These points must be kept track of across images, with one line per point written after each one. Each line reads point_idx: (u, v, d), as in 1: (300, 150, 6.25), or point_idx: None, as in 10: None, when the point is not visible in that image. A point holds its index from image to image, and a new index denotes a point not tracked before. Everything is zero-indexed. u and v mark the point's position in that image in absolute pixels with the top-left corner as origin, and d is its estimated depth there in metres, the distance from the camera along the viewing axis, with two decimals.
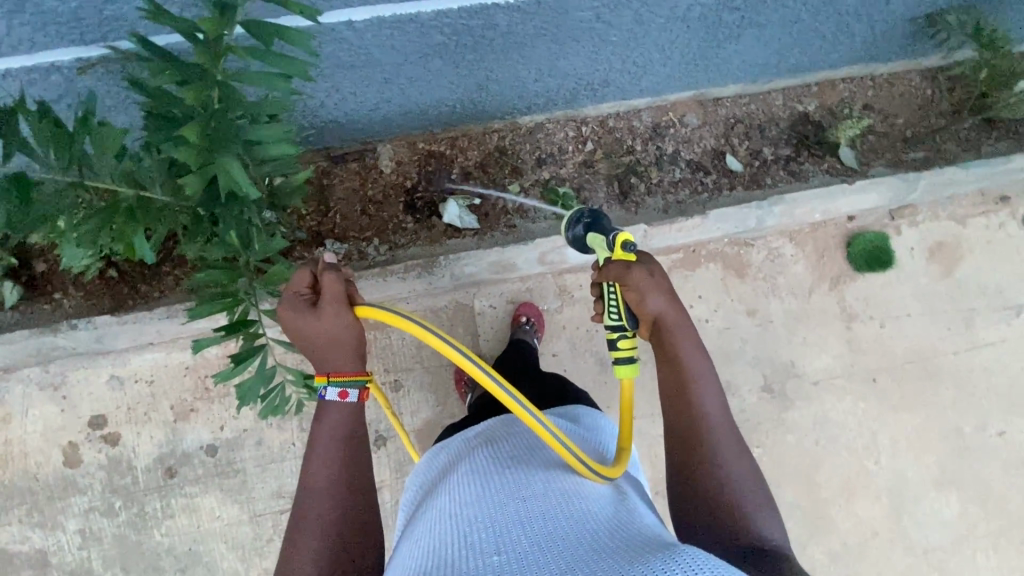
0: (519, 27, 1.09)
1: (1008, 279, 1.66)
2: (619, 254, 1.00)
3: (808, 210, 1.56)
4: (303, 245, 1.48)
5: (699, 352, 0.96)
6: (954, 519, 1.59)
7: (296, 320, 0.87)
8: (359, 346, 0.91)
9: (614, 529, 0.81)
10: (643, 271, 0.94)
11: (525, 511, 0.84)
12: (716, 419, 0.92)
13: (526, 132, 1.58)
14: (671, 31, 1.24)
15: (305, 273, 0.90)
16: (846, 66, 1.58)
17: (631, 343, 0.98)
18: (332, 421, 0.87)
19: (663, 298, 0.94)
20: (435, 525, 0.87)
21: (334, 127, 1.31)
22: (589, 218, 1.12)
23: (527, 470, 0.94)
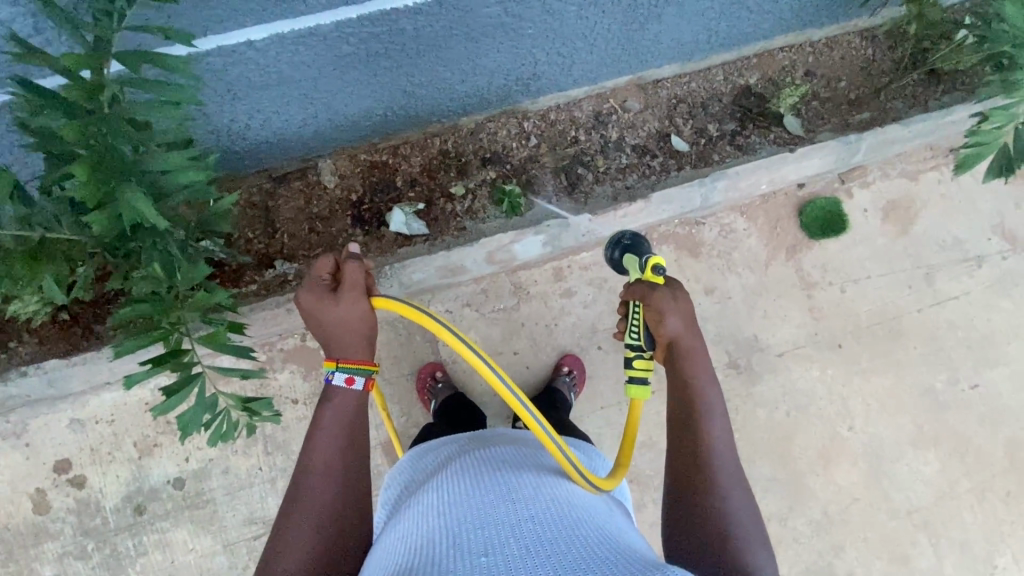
0: (427, 29, 1.08)
1: (966, 231, 1.65)
2: (650, 276, 1.07)
3: (754, 180, 1.55)
4: (253, 269, 1.47)
5: (712, 383, 1.01)
6: (934, 477, 1.58)
7: (316, 301, 0.98)
8: (370, 336, 1.00)
9: (603, 536, 0.83)
10: (667, 293, 1.01)
11: (514, 512, 0.86)
12: (721, 451, 0.97)
13: (467, 134, 1.57)
14: (587, 17, 1.23)
15: (329, 260, 1.01)
16: (781, 35, 1.57)
17: (646, 363, 1.07)
18: (337, 406, 0.96)
19: (682, 323, 1.01)
20: (421, 523, 0.87)
21: (267, 148, 1.31)
22: (627, 241, 1.21)
23: (519, 474, 0.96)
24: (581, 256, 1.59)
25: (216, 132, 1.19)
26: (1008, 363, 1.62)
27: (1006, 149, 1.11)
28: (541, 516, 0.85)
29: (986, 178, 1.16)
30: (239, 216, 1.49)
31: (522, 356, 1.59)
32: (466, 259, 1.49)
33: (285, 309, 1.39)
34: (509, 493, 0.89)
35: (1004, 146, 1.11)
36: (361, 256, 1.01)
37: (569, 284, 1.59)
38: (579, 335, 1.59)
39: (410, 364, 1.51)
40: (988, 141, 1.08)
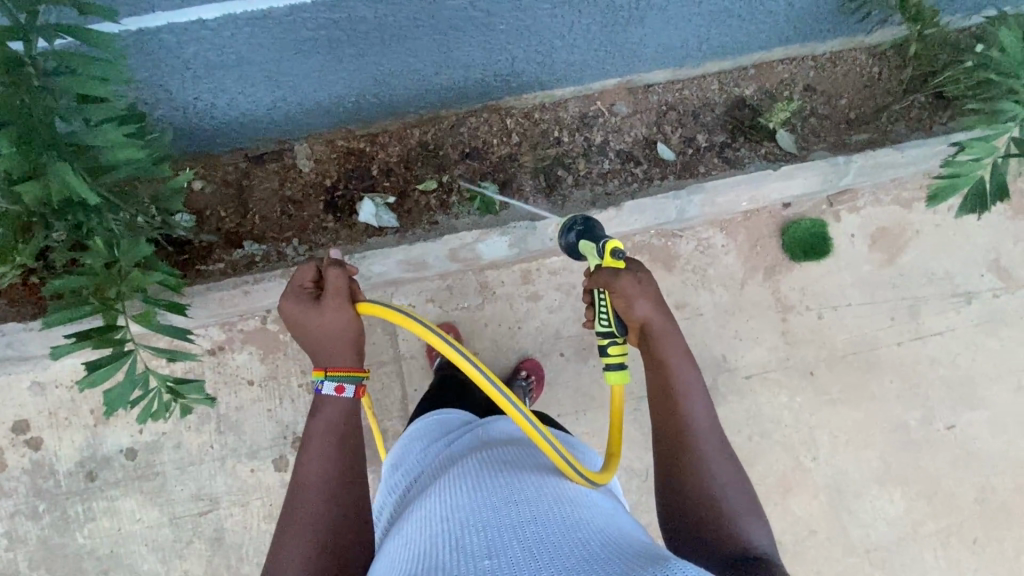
0: (389, 19, 1.06)
1: (957, 264, 1.58)
2: (608, 261, 1.02)
3: (734, 196, 1.50)
4: (221, 248, 1.48)
5: (688, 359, 1.00)
6: (898, 516, 1.52)
7: (304, 312, 0.99)
8: (357, 342, 1.02)
9: (606, 538, 0.82)
10: (632, 278, 0.97)
11: (517, 513, 0.84)
12: (706, 431, 0.97)
13: (448, 127, 1.55)
14: (562, 15, 1.19)
15: (311, 267, 1.02)
16: (780, 46, 1.51)
17: (620, 348, 1.06)
18: (329, 412, 0.97)
19: (650, 304, 0.99)
20: (423, 528, 0.86)
21: (238, 128, 1.30)
22: (581, 225, 1.12)
23: (520, 474, 0.95)
24: (552, 260, 1.56)
25: (181, 108, 1.19)
26: (988, 407, 1.56)
27: (982, 184, 1.06)
28: (544, 518, 0.84)
29: (961, 213, 1.11)
30: (213, 194, 1.50)
31: (482, 356, 1.57)
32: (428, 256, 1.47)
33: (242, 291, 1.39)
34: (511, 495, 0.88)
35: (980, 180, 1.07)
36: (343, 262, 1.02)
37: (537, 288, 1.56)
38: (542, 339, 1.56)
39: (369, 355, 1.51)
40: (964, 173, 1.05)
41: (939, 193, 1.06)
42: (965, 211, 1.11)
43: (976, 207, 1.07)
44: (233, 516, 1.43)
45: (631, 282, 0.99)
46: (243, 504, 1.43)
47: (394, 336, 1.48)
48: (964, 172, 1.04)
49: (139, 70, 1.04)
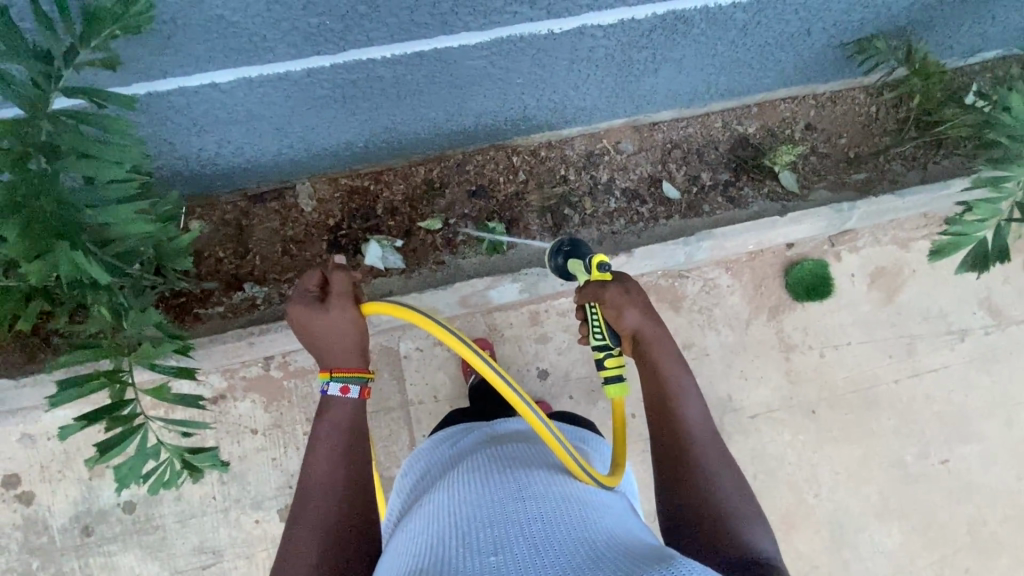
0: (406, 77, 1.02)
1: (950, 302, 1.63)
2: (595, 276, 1.04)
3: (740, 241, 1.53)
4: (221, 291, 1.45)
5: (680, 365, 1.03)
6: (895, 549, 1.57)
7: (308, 313, 1.00)
8: (360, 343, 1.03)
9: (613, 535, 0.82)
10: (618, 289, 1.01)
11: (524, 510, 0.85)
12: (701, 434, 0.98)
13: (454, 165, 1.55)
14: (579, 71, 1.16)
15: (315, 272, 1.04)
16: (783, 89, 1.55)
17: (617, 361, 1.05)
18: (334, 415, 0.98)
19: (640, 314, 1.02)
20: (430, 523, 0.88)
21: (241, 173, 1.27)
22: (568, 246, 1.10)
23: (528, 469, 0.96)
24: (560, 301, 1.56)
25: (183, 158, 1.14)
26: (979, 440, 1.61)
27: (983, 245, 1.09)
28: (551, 514, 0.84)
29: (959, 270, 1.14)
30: (212, 234, 1.48)
31: None
32: (436, 302, 1.48)
33: (246, 341, 1.36)
34: (519, 491, 0.89)
35: (981, 241, 1.09)
36: (346, 267, 1.04)
37: (545, 329, 1.56)
38: (551, 382, 1.56)
39: (374, 401, 1.47)
40: (968, 233, 1.08)
41: (942, 248, 1.08)
42: (963, 268, 1.14)
43: (977, 266, 1.11)
44: (238, 569, 1.40)
45: (618, 293, 1.03)
46: (248, 555, 1.40)
47: (403, 381, 1.47)
48: (969, 231, 1.07)
49: (145, 126, 0.99)
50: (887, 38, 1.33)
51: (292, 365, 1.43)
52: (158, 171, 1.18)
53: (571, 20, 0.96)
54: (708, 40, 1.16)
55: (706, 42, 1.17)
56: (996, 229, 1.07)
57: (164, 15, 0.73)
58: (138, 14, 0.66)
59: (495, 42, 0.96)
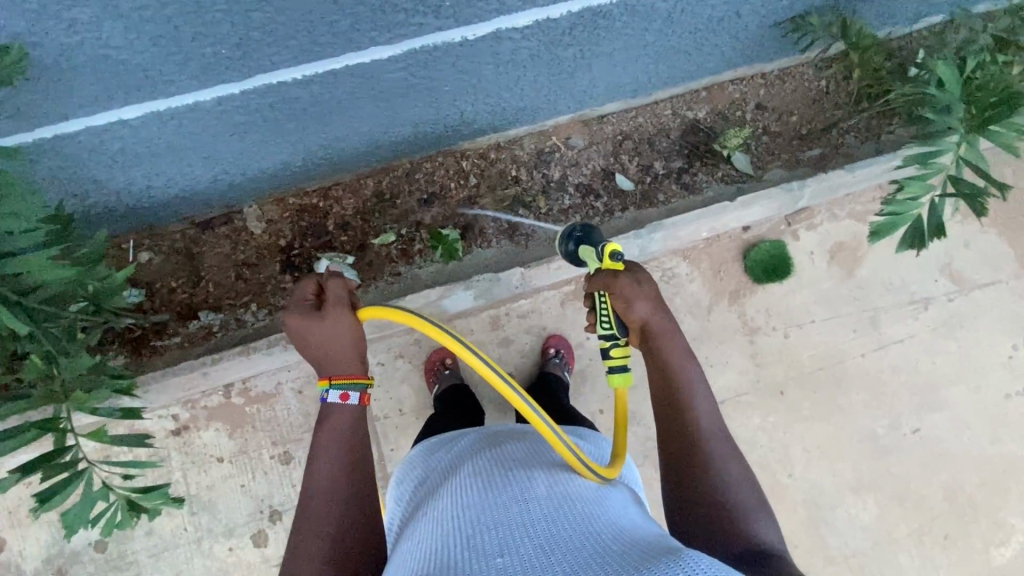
0: (325, 96, 1.00)
1: (912, 272, 1.62)
2: (608, 263, 1.03)
3: (693, 229, 1.53)
4: (176, 321, 1.44)
5: (689, 356, 1.00)
6: (873, 522, 1.58)
7: (305, 323, 0.99)
8: (359, 348, 1.01)
9: (620, 529, 0.82)
10: (630, 279, 0.97)
11: (527, 511, 0.85)
12: (711, 428, 0.95)
13: (403, 174, 1.53)
14: (507, 74, 1.15)
15: (312, 282, 1.04)
16: (729, 71, 1.54)
17: (623, 350, 1.02)
18: (337, 420, 0.96)
19: (649, 305, 0.98)
20: (435, 527, 0.88)
21: (179, 202, 1.26)
22: (580, 232, 1.12)
23: (531, 470, 0.96)
24: (521, 303, 1.54)
25: (114, 194, 1.13)
26: (949, 408, 1.62)
27: (919, 222, 1.06)
28: (555, 513, 0.84)
29: (899, 250, 1.11)
30: (162, 264, 1.47)
31: None
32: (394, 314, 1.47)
33: (199, 372, 1.37)
34: (522, 493, 0.89)
35: (917, 219, 1.07)
36: (343, 275, 1.05)
37: (507, 332, 1.54)
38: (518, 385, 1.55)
39: None
40: (904, 212, 1.05)
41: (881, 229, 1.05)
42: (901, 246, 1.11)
43: (915, 244, 1.07)
44: None
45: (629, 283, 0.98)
46: None
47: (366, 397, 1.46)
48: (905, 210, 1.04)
49: (63, 167, 0.98)
50: (819, 14, 1.32)
51: (253, 391, 1.42)
52: (92, 208, 1.16)
53: (483, 25, 0.94)
54: (634, 32, 1.15)
55: (632, 34, 1.15)
56: (931, 206, 1.04)
57: (44, 60, 0.72)
58: (10, 64, 0.67)
59: (408, 54, 0.94)
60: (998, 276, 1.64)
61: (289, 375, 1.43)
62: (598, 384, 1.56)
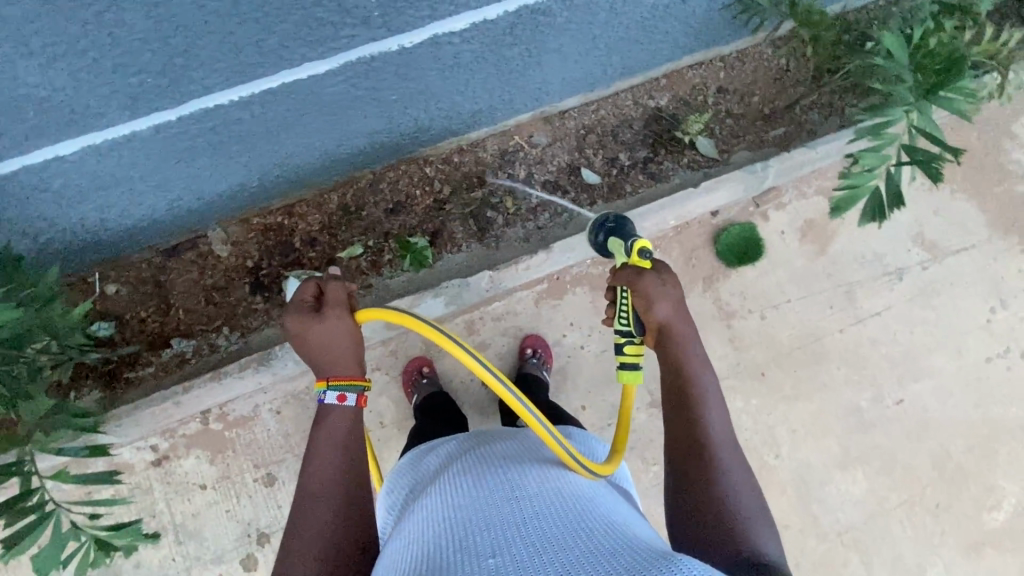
0: (267, 115, 0.99)
1: (884, 243, 1.62)
2: (636, 260, 1.03)
3: (659, 219, 1.53)
4: (147, 351, 1.42)
5: (704, 363, 0.99)
6: (863, 496, 1.58)
7: (304, 324, 0.99)
8: (358, 350, 1.02)
9: (612, 525, 0.83)
10: (656, 278, 0.98)
11: (519, 510, 0.84)
12: (722, 438, 0.93)
13: (366, 185, 1.52)
14: (456, 78, 1.14)
15: (309, 283, 1.04)
16: (686, 56, 1.53)
17: (637, 349, 1.02)
18: (334, 422, 0.96)
19: (671, 307, 0.98)
20: (425, 527, 0.86)
21: (139, 232, 1.25)
22: (612, 222, 1.16)
23: (522, 469, 0.95)
24: (494, 306, 1.54)
25: (67, 229, 1.13)
26: (931, 376, 1.62)
27: (879, 193, 1.06)
28: (547, 512, 0.83)
29: (862, 224, 1.11)
30: (130, 295, 1.45)
31: None
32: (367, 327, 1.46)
33: (172, 401, 1.36)
34: (514, 492, 0.87)
35: (876, 191, 1.07)
36: (342, 278, 1.06)
37: (483, 336, 1.54)
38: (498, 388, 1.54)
39: None
40: (861, 184, 1.05)
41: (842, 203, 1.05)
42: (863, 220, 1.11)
43: (875, 217, 1.07)
44: None
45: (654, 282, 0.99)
46: None
47: None
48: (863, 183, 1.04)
49: (8, 208, 0.97)
50: None
51: (231, 415, 1.41)
52: (47, 245, 1.16)
53: (420, 31, 0.93)
54: (579, 26, 1.14)
55: (577, 28, 1.14)
56: (886, 177, 1.04)
57: None
58: None
59: (343, 66, 0.93)
60: (970, 241, 1.64)
61: (266, 396, 1.42)
62: (578, 381, 1.55)
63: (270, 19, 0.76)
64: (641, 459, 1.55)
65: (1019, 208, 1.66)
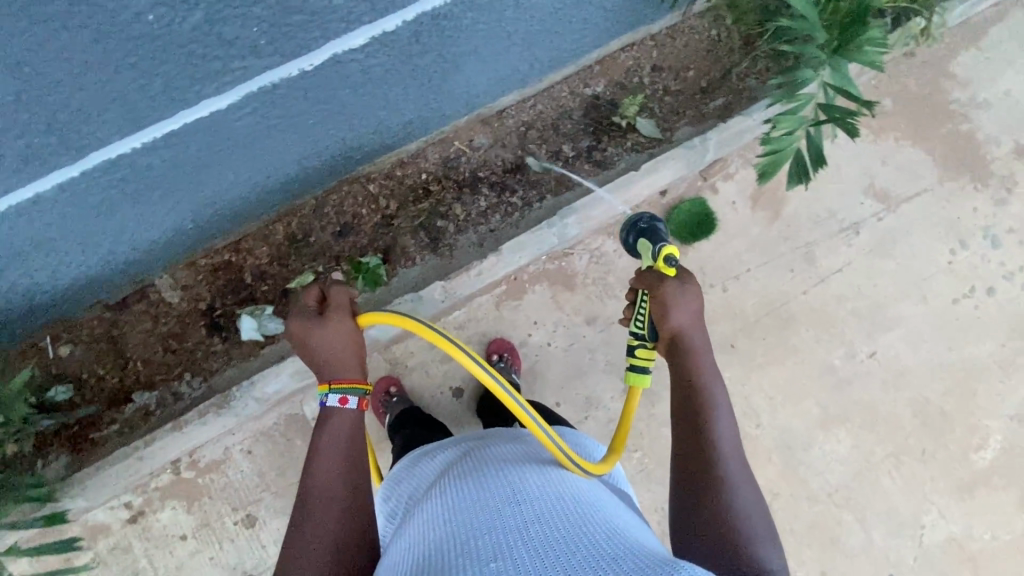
0: (179, 157, 0.99)
1: (837, 200, 1.62)
2: (661, 265, 1.05)
3: (607, 205, 1.52)
4: (110, 409, 1.40)
5: (716, 377, 0.98)
6: (848, 453, 1.57)
7: (307, 327, 0.99)
8: (361, 353, 1.01)
9: (614, 529, 0.77)
10: (677, 284, 1.00)
11: (521, 512, 0.79)
12: (730, 448, 0.91)
13: (311, 212, 1.50)
14: (371, 93, 1.12)
15: (314, 288, 1.04)
16: (615, 39, 1.52)
17: (648, 353, 1.04)
18: (336, 427, 0.93)
19: (687, 315, 0.99)
20: (425, 530, 0.81)
21: (82, 281, 1.30)
22: (645, 224, 1.19)
23: (523, 468, 0.90)
24: (455, 314, 1.52)
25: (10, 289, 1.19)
26: (901, 325, 1.61)
27: (800, 155, 1.08)
28: (549, 513, 0.78)
29: (790, 186, 1.13)
30: (84, 354, 1.42)
31: None
32: None
33: (135, 456, 1.33)
34: (515, 493, 0.82)
35: (798, 153, 1.08)
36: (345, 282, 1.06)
37: (448, 347, 1.52)
38: (472, 396, 1.53)
39: (298, 471, 1.43)
40: (781, 148, 1.07)
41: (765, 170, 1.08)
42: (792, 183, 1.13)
43: (800, 179, 1.09)
44: None
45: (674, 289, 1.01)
46: None
47: None
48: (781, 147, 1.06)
49: None
50: None
51: (201, 462, 1.39)
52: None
53: (317, 53, 0.92)
54: (489, 24, 1.13)
55: (488, 27, 1.14)
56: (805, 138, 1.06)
57: None
58: None
59: (250, 96, 0.92)
60: (922, 186, 1.64)
61: (235, 437, 1.41)
62: (550, 378, 1.54)
63: (147, 63, 0.75)
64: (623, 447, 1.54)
65: (966, 147, 1.66)
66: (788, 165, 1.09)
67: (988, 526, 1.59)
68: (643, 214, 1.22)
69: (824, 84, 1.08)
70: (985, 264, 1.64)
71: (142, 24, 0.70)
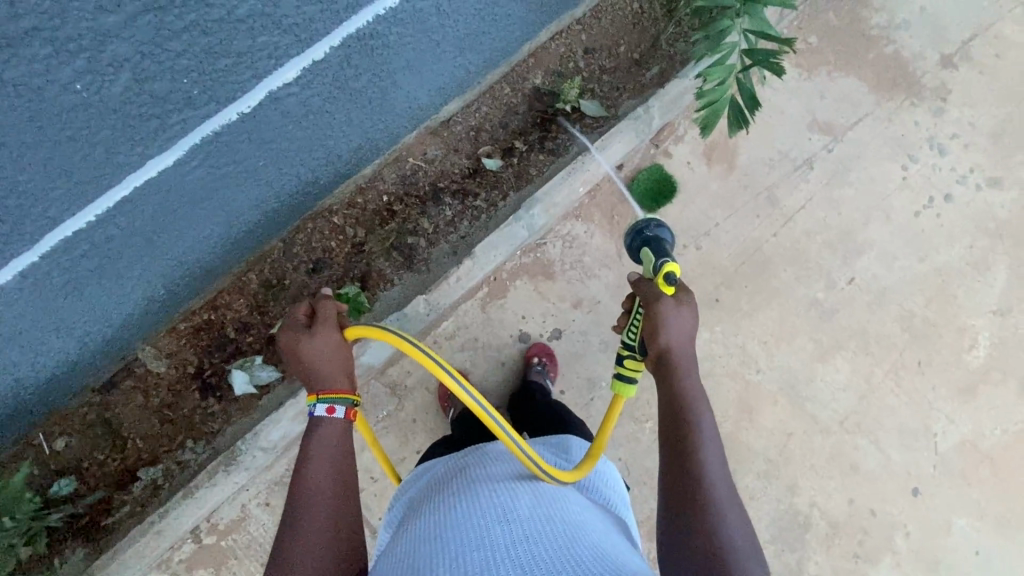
0: (139, 220, 1.04)
1: (786, 141, 1.67)
2: (661, 283, 1.00)
3: (567, 189, 1.54)
4: (117, 492, 1.38)
5: (703, 401, 0.97)
6: (848, 380, 1.61)
7: (295, 339, 0.99)
8: (349, 364, 1.00)
9: (601, 550, 0.76)
10: (671, 303, 0.98)
11: (509, 534, 0.78)
12: (716, 468, 0.90)
13: (279, 255, 1.48)
14: (315, 125, 1.15)
15: (303, 303, 1.05)
16: (541, 30, 1.55)
17: (637, 364, 1.03)
18: (326, 433, 0.93)
19: (677, 333, 0.98)
20: (412, 550, 0.80)
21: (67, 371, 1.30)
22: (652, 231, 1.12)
23: (514, 486, 0.89)
24: (443, 327, 1.54)
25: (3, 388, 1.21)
26: (872, 247, 1.66)
27: (736, 101, 1.13)
28: (538, 535, 0.78)
29: (734, 132, 1.18)
30: (80, 443, 1.39)
31: None
32: None
33: (153, 532, 1.32)
34: (505, 514, 0.81)
35: (733, 99, 1.14)
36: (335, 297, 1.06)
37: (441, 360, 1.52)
38: None
39: None
40: (718, 98, 1.13)
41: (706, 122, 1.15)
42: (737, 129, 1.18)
43: (740, 123, 1.14)
44: None
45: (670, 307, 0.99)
46: None
47: None
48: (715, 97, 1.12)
49: None
50: None
51: (221, 524, 1.38)
52: None
53: (251, 94, 0.98)
54: (415, 38, 1.16)
55: (414, 40, 1.16)
56: (736, 84, 1.11)
57: None
58: None
59: (196, 148, 0.98)
60: (862, 112, 1.70)
61: (250, 492, 1.40)
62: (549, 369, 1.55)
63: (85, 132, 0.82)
64: (634, 421, 1.56)
65: (894, 67, 1.72)
66: (728, 111, 1.14)
67: (996, 421, 1.63)
68: (652, 219, 1.14)
69: (743, 31, 1.14)
70: (937, 173, 1.70)
71: (73, 93, 0.79)
